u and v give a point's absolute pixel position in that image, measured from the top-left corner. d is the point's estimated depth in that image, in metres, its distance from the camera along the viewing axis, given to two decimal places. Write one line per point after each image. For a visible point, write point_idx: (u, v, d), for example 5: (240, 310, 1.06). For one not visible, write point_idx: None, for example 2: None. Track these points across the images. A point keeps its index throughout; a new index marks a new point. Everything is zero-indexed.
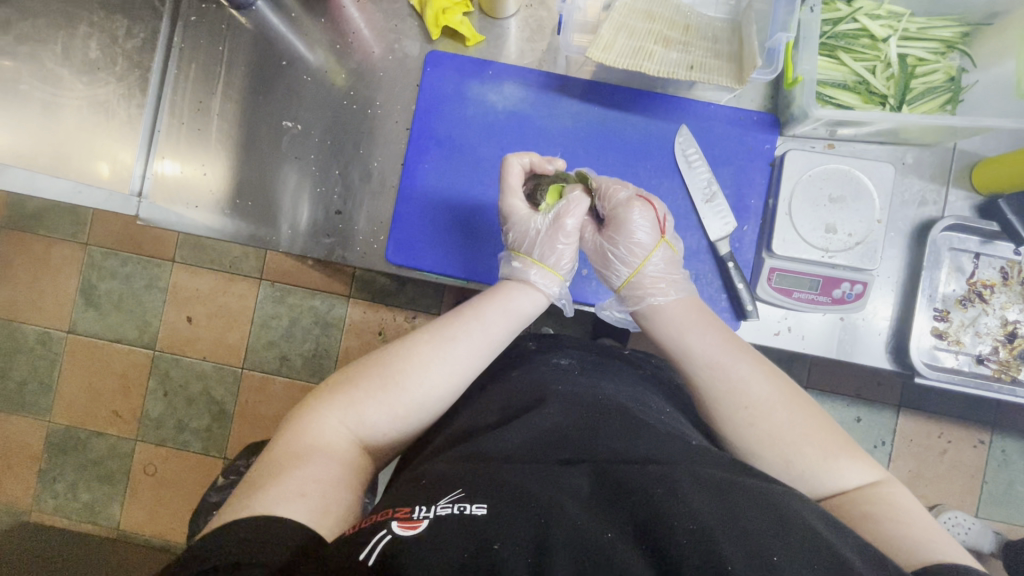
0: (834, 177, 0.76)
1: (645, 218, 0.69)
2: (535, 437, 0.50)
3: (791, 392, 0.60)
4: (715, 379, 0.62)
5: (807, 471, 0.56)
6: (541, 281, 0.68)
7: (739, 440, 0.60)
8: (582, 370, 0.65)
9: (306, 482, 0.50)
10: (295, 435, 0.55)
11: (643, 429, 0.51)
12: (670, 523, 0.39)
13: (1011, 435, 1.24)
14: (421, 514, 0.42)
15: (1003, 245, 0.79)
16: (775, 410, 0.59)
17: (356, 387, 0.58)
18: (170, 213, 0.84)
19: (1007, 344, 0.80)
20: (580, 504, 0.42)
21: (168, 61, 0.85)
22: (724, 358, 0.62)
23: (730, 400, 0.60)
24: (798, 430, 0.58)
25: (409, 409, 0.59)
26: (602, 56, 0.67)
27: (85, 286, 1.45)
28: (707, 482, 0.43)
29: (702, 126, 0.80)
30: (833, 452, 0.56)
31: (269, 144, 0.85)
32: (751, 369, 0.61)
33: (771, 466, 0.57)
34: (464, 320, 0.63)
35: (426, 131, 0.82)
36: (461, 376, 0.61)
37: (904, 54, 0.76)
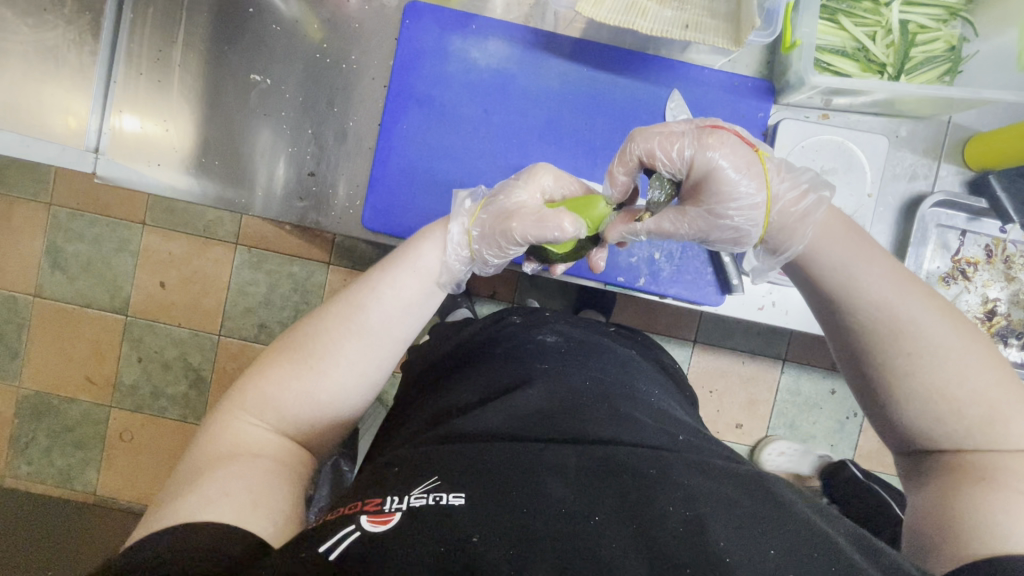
0: (826, 149, 0.75)
1: (733, 152, 0.54)
2: (517, 416, 0.49)
3: (969, 341, 0.50)
4: (880, 319, 0.51)
5: (957, 429, 0.49)
6: (456, 242, 0.63)
7: (889, 390, 0.51)
8: (568, 348, 0.63)
9: (229, 480, 0.48)
10: (208, 440, 0.52)
11: (628, 413, 0.50)
12: (662, 510, 0.39)
13: None
14: (393, 507, 0.40)
15: (989, 222, 0.79)
16: (948, 363, 0.49)
17: (266, 382, 0.56)
18: (129, 171, 0.79)
19: (985, 322, 0.81)
20: (566, 480, 0.41)
21: (123, 5, 0.78)
22: (898, 295, 0.51)
23: (892, 342, 0.51)
24: (968, 384, 0.49)
25: (326, 392, 0.56)
26: (593, 11, 0.63)
27: (50, 248, 1.38)
28: (700, 465, 0.44)
29: (695, 91, 0.77)
30: (1002, 410, 0.49)
31: (237, 99, 0.80)
32: (926, 309, 0.51)
33: (920, 416, 0.50)
34: (372, 287, 0.60)
35: (405, 89, 0.77)
36: (379, 348, 0.59)
37: (906, 21, 0.73)
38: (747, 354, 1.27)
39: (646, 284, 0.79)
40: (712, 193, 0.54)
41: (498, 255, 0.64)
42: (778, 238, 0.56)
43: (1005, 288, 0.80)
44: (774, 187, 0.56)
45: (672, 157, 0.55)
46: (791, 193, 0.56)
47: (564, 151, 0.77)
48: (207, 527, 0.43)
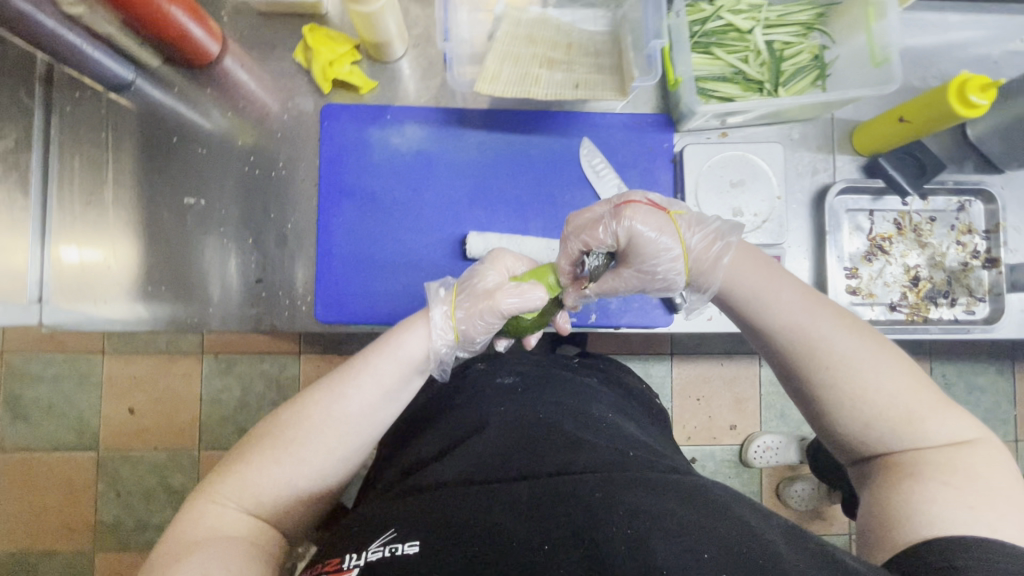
0: (731, 164, 0.81)
1: (647, 220, 0.60)
2: (473, 462, 0.52)
3: (880, 350, 0.54)
4: (795, 340, 0.56)
5: (885, 433, 0.52)
6: (439, 325, 0.63)
7: (819, 401, 0.55)
8: (525, 385, 0.66)
9: (208, 565, 0.48)
10: (186, 524, 0.52)
11: (583, 441, 0.52)
12: (606, 528, 0.40)
13: (949, 361, 1.33)
14: (352, 562, 0.43)
15: (891, 199, 0.87)
16: (864, 372, 0.53)
17: (246, 464, 0.55)
18: (75, 314, 0.79)
19: (913, 289, 0.87)
20: (516, 514, 0.43)
21: (48, 157, 0.80)
22: (809, 316, 0.56)
23: (811, 359, 0.55)
24: (885, 391, 0.52)
25: (305, 476, 0.56)
26: (491, 88, 0.69)
27: (9, 397, 1.35)
28: (641, 479, 0.45)
29: (602, 136, 0.83)
30: (922, 408, 0.52)
31: (175, 223, 0.82)
32: (836, 327, 0.55)
33: (849, 424, 0.54)
34: (353, 373, 0.59)
35: (335, 184, 0.81)
36: (358, 435, 0.58)
37: (771, 41, 0.81)
38: (722, 355, 1.31)
39: (598, 319, 0.83)
40: (637, 255, 0.61)
41: (485, 333, 0.65)
42: (698, 278, 0.62)
43: (922, 254, 0.87)
44: (688, 239, 0.62)
45: (602, 237, 0.62)
46: (701, 243, 0.62)
47: (495, 212, 0.82)
48: None
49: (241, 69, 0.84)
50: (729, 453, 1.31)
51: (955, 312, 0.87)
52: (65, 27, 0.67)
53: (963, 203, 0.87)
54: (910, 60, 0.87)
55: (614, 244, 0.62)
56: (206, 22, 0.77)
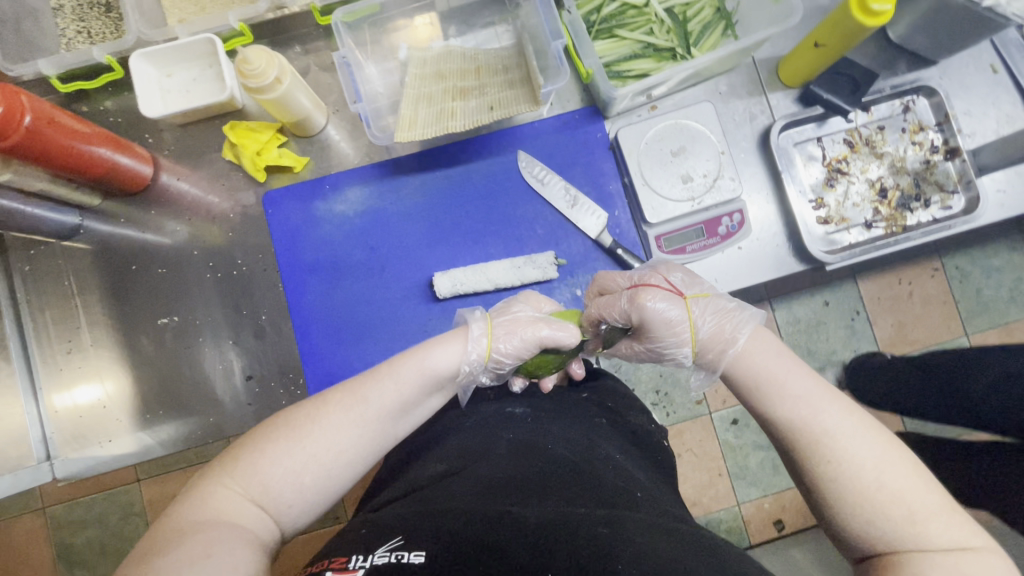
0: (667, 135, 0.81)
1: (659, 298, 0.59)
2: (482, 487, 0.50)
3: (889, 449, 0.48)
4: (796, 430, 0.51)
5: (889, 534, 0.46)
6: (477, 333, 0.63)
7: (819, 488, 0.49)
8: (535, 416, 0.65)
9: (212, 544, 0.45)
10: (192, 504, 0.49)
11: (589, 479, 0.52)
12: (617, 565, 0.40)
13: (957, 251, 1.31)
14: (357, 563, 0.41)
15: (836, 121, 0.86)
16: (868, 466, 0.47)
17: (261, 448, 0.52)
18: (86, 459, 0.81)
19: (884, 202, 0.85)
20: (524, 539, 0.42)
21: (22, 319, 0.82)
22: (813, 405, 0.51)
23: (814, 448, 0.50)
24: (887, 491, 0.46)
25: (316, 475, 0.53)
26: (410, 134, 0.70)
27: (60, 550, 1.36)
28: (658, 528, 0.45)
29: (536, 144, 0.83)
30: (928, 512, 0.45)
31: (155, 346, 0.84)
32: (842, 418, 0.50)
33: (847, 519, 0.47)
34: (377, 377, 0.58)
35: (296, 265, 0.82)
36: (372, 442, 0.56)
37: (670, 7, 0.82)
38: None
39: None
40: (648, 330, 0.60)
41: (512, 362, 0.65)
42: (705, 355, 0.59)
43: (882, 165, 0.86)
44: (701, 317, 0.59)
45: (615, 311, 0.62)
46: (713, 326, 0.59)
47: (455, 247, 0.82)
48: None
49: (180, 181, 0.86)
50: None
51: (931, 213, 0.85)
52: None
53: (906, 105, 0.86)
54: None
55: (628, 319, 0.61)
56: (131, 149, 0.80)
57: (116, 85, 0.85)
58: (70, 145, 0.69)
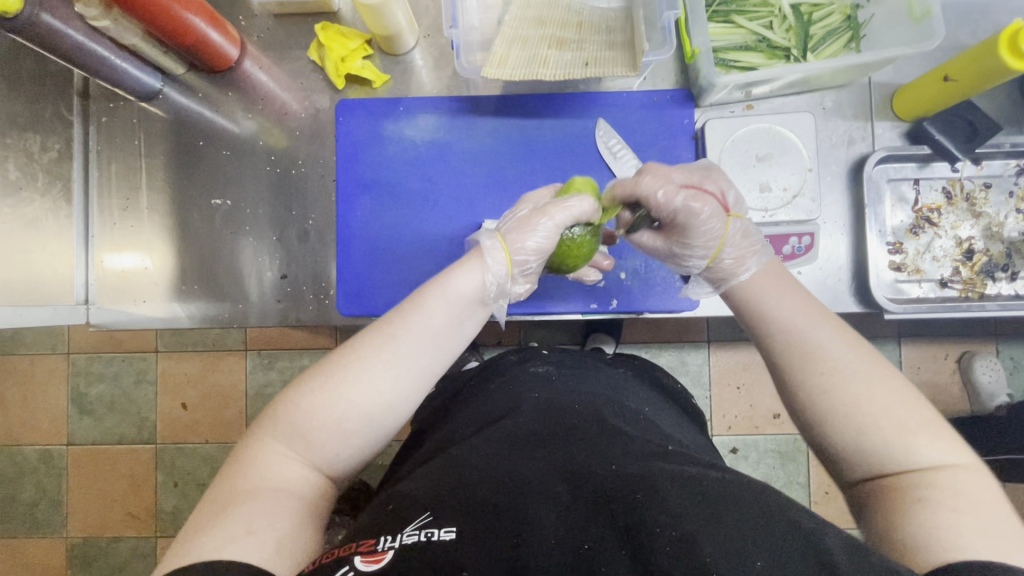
0: (757, 138, 0.77)
1: (705, 206, 0.61)
2: (510, 443, 0.52)
3: (876, 363, 0.51)
4: (789, 343, 0.54)
5: (878, 448, 0.48)
6: (492, 254, 0.63)
7: (810, 409, 0.51)
8: (561, 373, 0.68)
9: (255, 517, 0.49)
10: (242, 468, 0.54)
11: (618, 433, 0.52)
12: (652, 528, 0.41)
13: (1018, 342, 1.23)
14: (385, 545, 0.42)
15: (940, 166, 0.80)
16: (855, 379, 0.50)
17: (298, 405, 0.55)
18: (119, 313, 0.84)
19: (967, 263, 0.80)
20: (557, 513, 0.43)
21: (89, 168, 0.85)
22: (805, 325, 0.54)
23: (809, 367, 0.52)
24: (878, 403, 0.49)
25: (357, 421, 0.56)
26: (498, 72, 0.68)
27: (75, 395, 1.45)
28: (687, 479, 0.44)
29: (619, 116, 0.80)
30: (916, 425, 0.48)
31: (203, 224, 0.86)
32: (834, 333, 0.53)
33: (843, 434, 0.49)
34: (402, 316, 0.58)
35: (352, 179, 0.82)
36: (408, 381, 0.57)
37: (797, 4, 0.77)
38: None
39: (620, 305, 0.81)
40: (686, 232, 0.63)
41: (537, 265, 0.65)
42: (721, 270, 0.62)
43: (976, 225, 0.80)
44: (733, 229, 0.62)
45: (658, 204, 0.63)
46: (740, 239, 0.62)
47: (511, 200, 0.81)
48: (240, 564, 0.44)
49: (261, 70, 0.86)
50: (774, 442, 1.25)
51: (1015, 287, 0.79)
52: (92, 40, 0.71)
53: (1023, 167, 0.79)
54: (957, 13, 0.80)
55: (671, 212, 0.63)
56: (223, 27, 0.80)
57: None
58: (170, 7, 0.70)
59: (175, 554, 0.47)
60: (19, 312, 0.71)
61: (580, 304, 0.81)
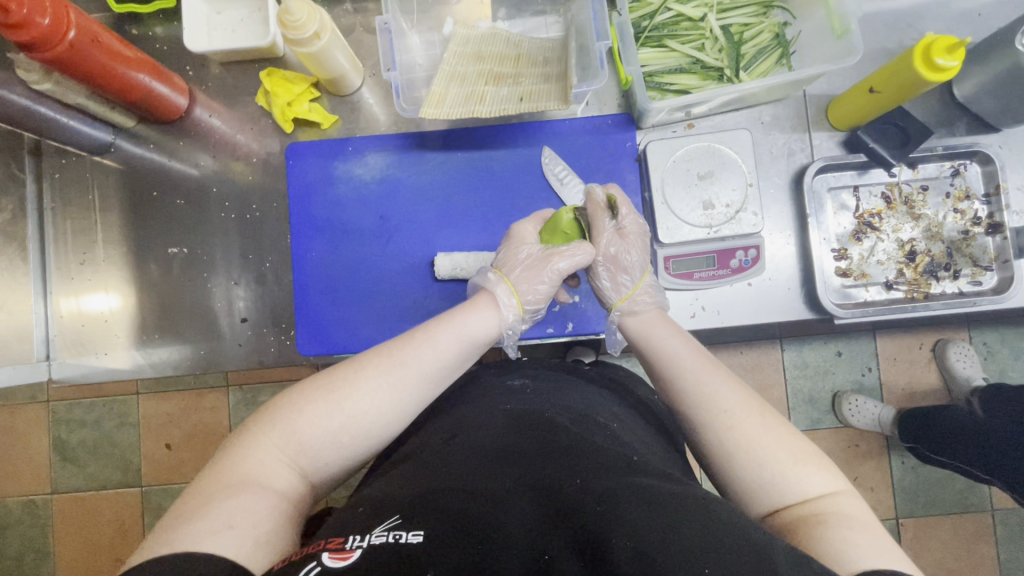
0: (697, 156, 0.79)
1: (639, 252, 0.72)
2: (481, 456, 0.53)
3: (761, 404, 0.56)
4: (694, 392, 0.58)
5: (776, 479, 0.51)
6: (505, 299, 0.67)
7: (717, 449, 0.54)
8: (533, 389, 0.69)
9: (235, 512, 0.49)
10: (227, 464, 0.53)
11: (587, 449, 0.52)
12: (611, 539, 0.40)
13: (986, 326, 1.25)
14: (353, 544, 0.42)
15: (877, 172, 0.82)
16: (748, 418, 0.54)
17: (299, 409, 0.56)
18: (81, 366, 0.84)
19: (910, 265, 0.82)
20: (526, 518, 0.43)
21: (45, 224, 0.86)
22: (698, 373, 0.59)
23: (700, 410, 0.57)
24: (770, 436, 0.53)
25: (353, 435, 0.57)
26: (436, 112, 0.70)
27: (57, 443, 1.44)
28: (644, 492, 0.44)
29: (563, 142, 0.82)
30: (799, 459, 0.51)
31: (163, 272, 0.86)
32: (726, 380, 0.58)
33: (744, 477, 0.52)
34: (415, 344, 0.60)
35: (305, 220, 0.83)
36: (411, 403, 0.59)
37: (727, 25, 0.79)
38: (742, 344, 1.26)
39: (576, 328, 0.83)
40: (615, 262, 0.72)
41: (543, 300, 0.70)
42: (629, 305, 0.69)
43: (916, 228, 0.82)
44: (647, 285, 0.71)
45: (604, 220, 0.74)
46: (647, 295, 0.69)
47: (464, 231, 0.82)
48: (204, 558, 0.44)
49: (213, 117, 0.88)
50: None
51: (958, 285, 0.81)
52: (39, 103, 0.72)
53: (957, 168, 0.81)
54: (883, 25, 0.83)
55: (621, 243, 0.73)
56: (169, 79, 0.81)
57: (167, 12, 0.87)
58: (107, 65, 0.71)
59: (154, 543, 0.46)
60: None
61: (537, 330, 0.83)
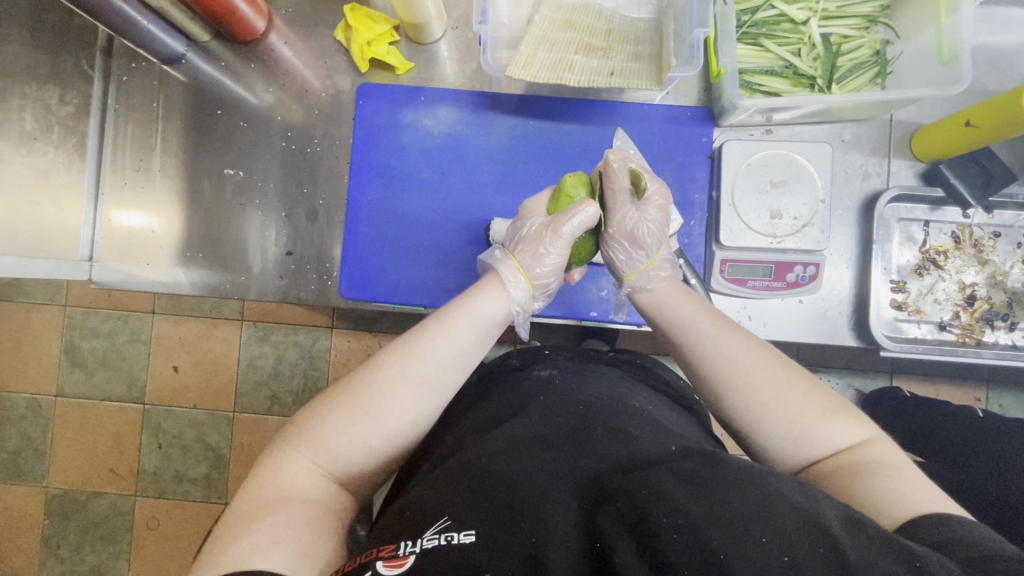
0: (773, 163, 0.76)
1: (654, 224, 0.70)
2: (516, 442, 0.52)
3: (782, 361, 0.57)
4: (713, 353, 0.58)
5: (807, 431, 0.52)
6: (509, 277, 0.65)
7: (743, 408, 0.55)
8: (563, 377, 0.69)
9: (279, 528, 0.49)
10: (264, 482, 0.53)
11: (622, 435, 0.51)
12: (657, 523, 0.38)
13: (1007, 389, 1.23)
14: (406, 550, 0.43)
15: (951, 210, 0.80)
16: (771, 375, 0.55)
17: (323, 421, 0.56)
18: (122, 273, 0.84)
19: (967, 309, 0.80)
20: (570, 517, 0.42)
21: (105, 126, 0.85)
22: (717, 335, 0.59)
23: (726, 377, 0.56)
24: (795, 392, 0.54)
25: (382, 434, 0.56)
26: (522, 73, 0.68)
27: (69, 347, 1.45)
28: (687, 473, 0.42)
29: (637, 127, 0.80)
30: (827, 412, 0.53)
31: (214, 193, 0.86)
32: (744, 339, 0.58)
33: (772, 431, 0.53)
34: (428, 337, 0.59)
35: (365, 163, 0.82)
36: (433, 397, 0.58)
37: (827, 34, 0.77)
38: None
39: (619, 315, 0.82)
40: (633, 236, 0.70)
41: (552, 275, 0.68)
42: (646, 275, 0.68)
43: (981, 272, 0.80)
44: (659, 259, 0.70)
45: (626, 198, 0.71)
46: (660, 267, 0.69)
47: (522, 201, 0.81)
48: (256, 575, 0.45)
49: (286, 45, 0.86)
50: None
51: (1012, 337, 0.80)
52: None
53: None
54: (984, 60, 0.80)
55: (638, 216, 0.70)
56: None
57: None
58: None
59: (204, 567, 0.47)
60: (23, 261, 0.71)
61: (579, 312, 0.83)
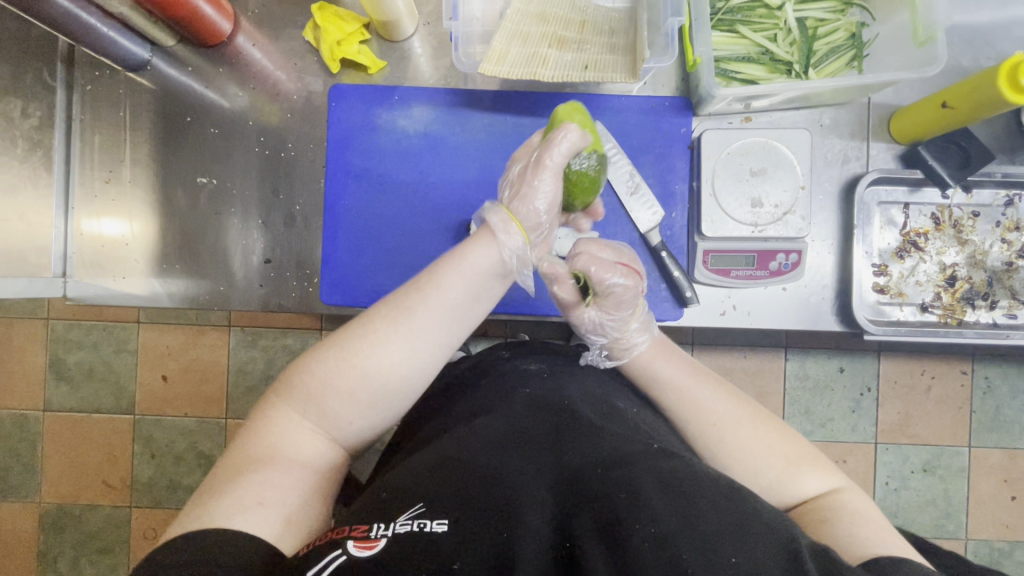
0: (752, 152, 0.76)
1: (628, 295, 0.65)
2: (497, 435, 0.51)
3: (755, 413, 0.60)
4: (687, 407, 0.62)
5: (773, 480, 0.56)
6: (500, 223, 0.61)
7: (713, 456, 0.59)
8: (552, 371, 0.67)
9: (264, 489, 0.51)
10: (256, 436, 0.55)
11: (604, 432, 0.50)
12: (631, 527, 0.38)
13: (992, 362, 1.24)
14: (378, 533, 0.42)
15: (931, 191, 0.80)
16: (740, 425, 0.59)
17: (312, 378, 0.55)
18: (97, 287, 0.82)
19: (949, 290, 0.80)
20: (545, 512, 0.42)
21: (71, 137, 0.83)
22: (689, 388, 0.63)
23: (697, 426, 0.60)
24: (764, 443, 0.57)
25: (370, 396, 0.56)
26: (496, 69, 0.67)
27: (53, 361, 1.43)
28: (664, 479, 0.42)
29: (616, 119, 0.79)
30: (794, 463, 0.56)
31: (188, 201, 0.84)
32: (716, 391, 0.62)
33: (740, 480, 0.57)
34: (418, 290, 0.57)
35: (341, 166, 0.81)
36: (426, 354, 0.57)
37: (803, 18, 0.76)
38: (747, 347, 1.24)
39: None
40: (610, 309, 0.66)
41: (548, 212, 0.64)
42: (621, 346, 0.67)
43: (960, 253, 0.80)
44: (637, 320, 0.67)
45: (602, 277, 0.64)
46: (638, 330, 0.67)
47: None
48: (239, 536, 0.47)
49: (255, 47, 0.84)
50: None
51: (993, 315, 0.81)
52: (78, 7, 0.69)
53: (1011, 198, 0.79)
54: (960, 39, 0.80)
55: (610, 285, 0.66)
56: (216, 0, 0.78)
57: None
58: None
59: (183, 518, 0.49)
60: None
61: None
